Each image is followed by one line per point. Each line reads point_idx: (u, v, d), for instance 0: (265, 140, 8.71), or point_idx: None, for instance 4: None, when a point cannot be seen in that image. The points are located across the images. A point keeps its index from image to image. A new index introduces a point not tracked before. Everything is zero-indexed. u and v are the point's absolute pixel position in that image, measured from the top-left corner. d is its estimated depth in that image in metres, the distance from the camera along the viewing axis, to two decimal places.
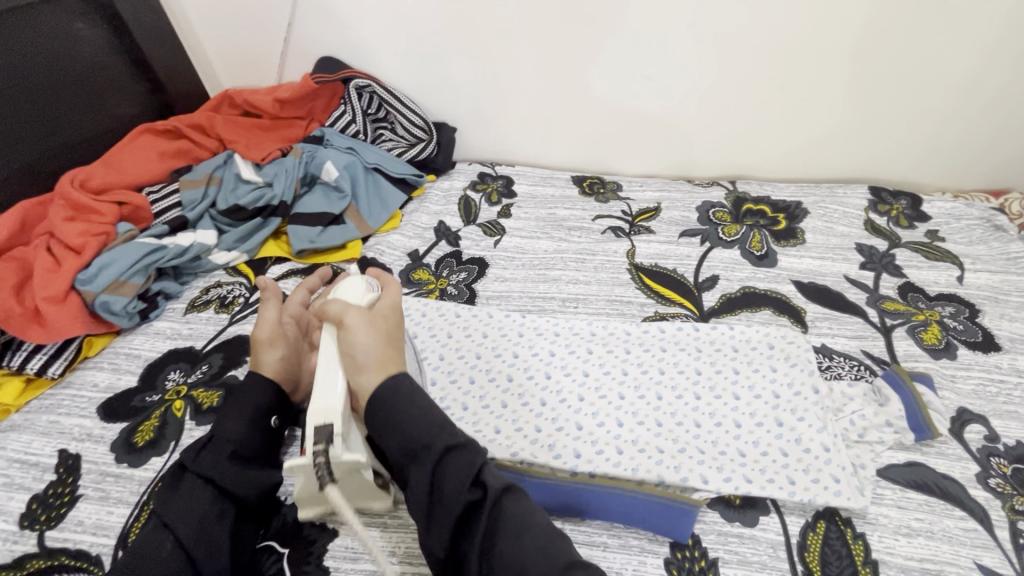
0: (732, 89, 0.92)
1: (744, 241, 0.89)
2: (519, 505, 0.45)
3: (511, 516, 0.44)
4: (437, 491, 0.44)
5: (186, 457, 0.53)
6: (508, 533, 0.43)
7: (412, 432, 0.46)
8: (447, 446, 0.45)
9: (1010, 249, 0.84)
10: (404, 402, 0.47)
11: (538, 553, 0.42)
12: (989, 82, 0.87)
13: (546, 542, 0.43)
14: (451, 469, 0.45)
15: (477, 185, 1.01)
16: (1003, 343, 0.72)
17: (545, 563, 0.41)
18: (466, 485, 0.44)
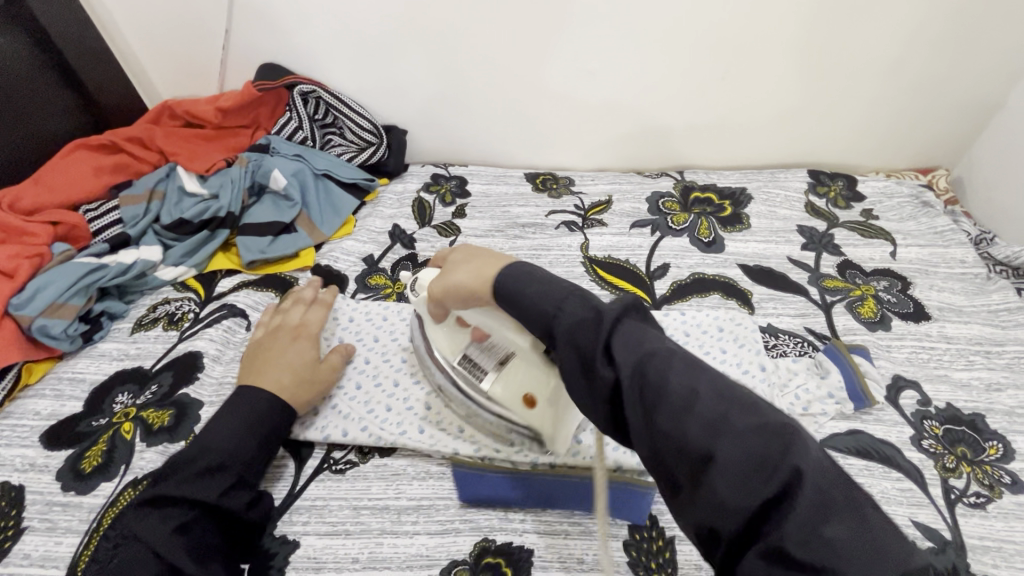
0: (675, 81, 0.94)
1: (693, 229, 0.91)
2: (692, 367, 0.37)
3: (680, 376, 0.36)
4: (597, 351, 0.40)
5: (216, 492, 0.52)
6: (678, 392, 0.35)
7: (546, 310, 0.44)
8: (609, 317, 0.41)
9: (937, 223, 0.89)
10: (521, 290, 0.47)
11: (727, 415, 0.34)
12: (912, 66, 0.91)
13: (712, 407, 0.34)
14: (580, 344, 0.41)
15: (431, 186, 1.01)
16: (932, 312, 0.76)
17: (727, 427, 0.33)
18: (631, 351, 0.38)
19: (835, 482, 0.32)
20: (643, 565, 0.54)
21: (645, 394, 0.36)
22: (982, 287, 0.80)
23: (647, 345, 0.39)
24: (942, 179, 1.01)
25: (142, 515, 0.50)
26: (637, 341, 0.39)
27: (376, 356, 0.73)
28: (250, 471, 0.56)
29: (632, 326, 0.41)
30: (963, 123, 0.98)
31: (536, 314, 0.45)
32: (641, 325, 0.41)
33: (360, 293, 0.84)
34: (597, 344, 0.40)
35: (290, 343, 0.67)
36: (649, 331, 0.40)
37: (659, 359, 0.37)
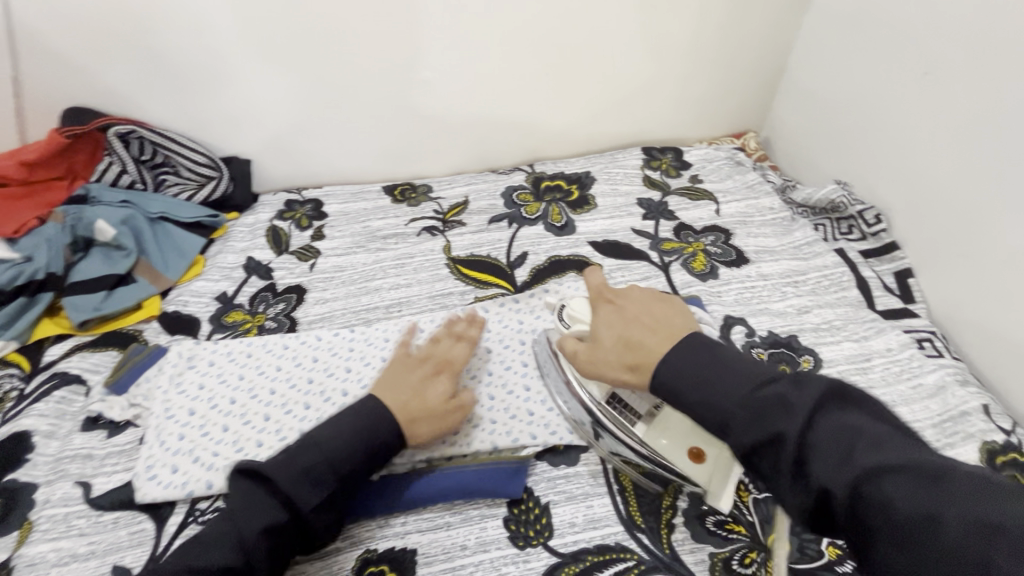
0: (506, 79, 1.00)
1: (546, 216, 0.97)
2: (917, 478, 0.38)
3: (908, 495, 0.37)
4: (792, 458, 0.42)
5: (309, 506, 0.51)
6: (905, 515, 0.36)
7: (706, 400, 0.47)
8: (794, 430, 0.43)
9: (748, 179, 1.02)
10: (689, 376, 0.49)
11: (959, 541, 0.34)
12: (703, 45, 1.03)
13: (950, 534, 0.35)
14: (819, 451, 0.42)
15: (285, 213, 0.98)
16: (750, 256, 0.87)
17: (982, 569, 0.33)
18: (845, 470, 0.40)
19: None
20: (522, 535, 0.57)
21: (866, 509, 0.38)
22: (788, 228, 0.92)
23: (860, 454, 0.40)
24: (752, 140, 1.15)
25: (243, 489, 0.52)
26: (842, 442, 0.42)
27: (243, 394, 0.70)
28: (346, 483, 0.54)
29: (830, 422, 0.43)
30: (758, 91, 1.13)
31: (710, 411, 0.47)
32: (840, 417, 0.43)
33: (216, 333, 0.80)
34: (789, 453, 0.42)
35: (424, 379, 0.63)
36: (858, 429, 0.42)
37: (877, 473, 0.39)
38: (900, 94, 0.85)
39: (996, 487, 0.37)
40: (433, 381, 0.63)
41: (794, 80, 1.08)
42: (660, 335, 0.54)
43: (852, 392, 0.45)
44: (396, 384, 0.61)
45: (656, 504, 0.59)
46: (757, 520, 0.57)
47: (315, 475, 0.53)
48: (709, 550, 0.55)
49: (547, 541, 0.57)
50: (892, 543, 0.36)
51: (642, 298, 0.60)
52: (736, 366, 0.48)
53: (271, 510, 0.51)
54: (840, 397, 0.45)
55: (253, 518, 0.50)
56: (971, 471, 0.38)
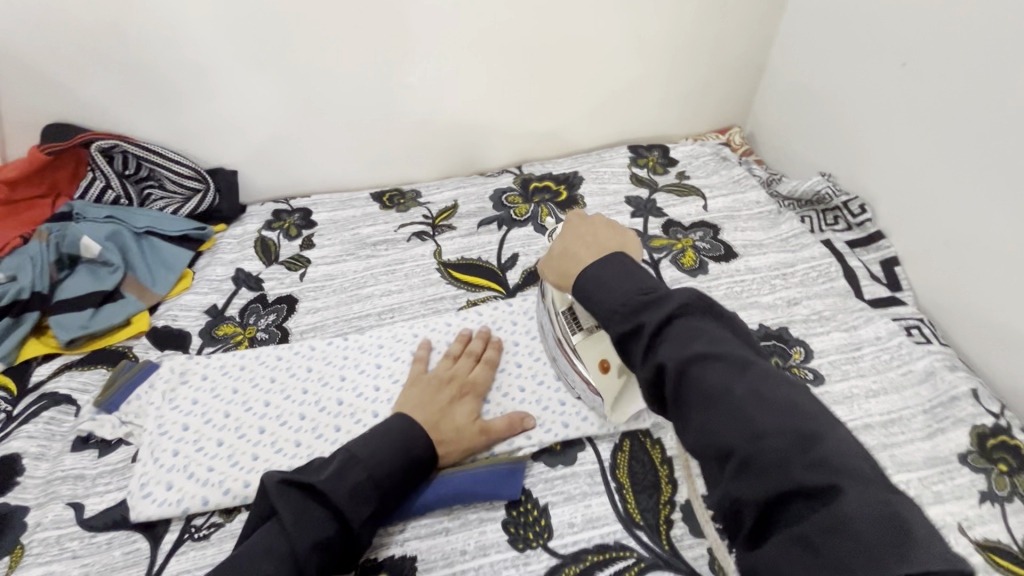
0: (490, 82, 1.00)
1: (535, 217, 0.97)
2: (732, 367, 0.41)
3: (721, 380, 0.40)
4: (646, 344, 0.44)
5: (359, 519, 0.52)
6: (714, 390, 0.40)
7: (603, 302, 0.48)
8: (655, 320, 0.44)
9: (734, 173, 1.03)
10: (596, 274, 0.50)
11: (752, 417, 0.38)
12: (684, 42, 1.04)
13: (747, 410, 0.38)
14: (671, 336, 0.43)
15: (273, 223, 0.98)
16: (739, 251, 0.88)
17: (750, 432, 0.37)
18: (679, 347, 0.42)
19: (856, 470, 0.35)
20: (522, 538, 0.57)
21: (684, 387, 0.41)
22: (775, 221, 0.93)
23: (697, 344, 0.42)
24: (737, 135, 1.16)
25: (296, 501, 0.51)
26: (684, 329, 0.43)
27: (237, 406, 0.70)
28: (387, 499, 0.54)
29: (687, 321, 0.44)
30: (741, 86, 1.14)
31: (602, 311, 0.48)
32: (698, 321, 0.44)
33: (206, 347, 0.79)
34: (645, 339, 0.44)
35: (450, 402, 0.65)
36: (703, 328, 0.43)
37: (705, 360, 0.41)
38: (879, 85, 0.86)
39: (789, 381, 0.41)
40: (457, 404, 0.65)
41: (776, 74, 1.09)
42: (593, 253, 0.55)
43: (719, 307, 0.45)
44: (421, 404, 0.64)
45: (653, 501, 0.59)
46: None
47: (366, 488, 0.53)
48: (708, 544, 0.56)
49: (547, 542, 0.57)
50: (704, 412, 0.40)
51: (594, 225, 0.60)
52: (636, 270, 0.49)
53: (324, 524, 0.50)
54: (705, 306, 0.45)
55: (305, 534, 0.49)
56: (783, 375, 0.41)
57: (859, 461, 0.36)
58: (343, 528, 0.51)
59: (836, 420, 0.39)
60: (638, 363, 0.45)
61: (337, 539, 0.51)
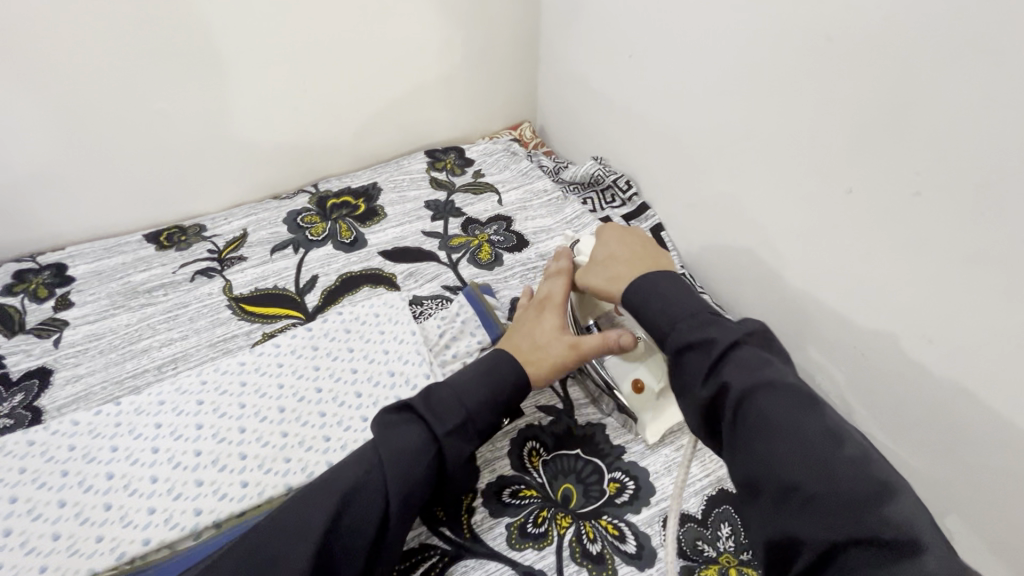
0: (260, 101, 0.95)
1: (334, 234, 0.94)
2: (804, 402, 0.46)
3: (787, 409, 0.45)
4: (712, 362, 0.49)
5: (447, 430, 0.54)
6: (780, 421, 0.44)
7: (665, 310, 0.54)
8: (726, 340, 0.49)
9: (523, 167, 1.08)
10: (662, 287, 0.56)
11: (821, 452, 0.42)
12: (457, 46, 1.08)
13: (811, 440, 0.43)
14: (736, 362, 0.48)
15: (15, 286, 0.83)
16: (532, 238, 0.94)
17: (823, 470, 0.41)
18: (746, 372, 0.47)
19: (929, 528, 0.38)
20: None
21: (746, 412, 0.46)
22: (562, 205, 1.01)
23: (763, 374, 0.47)
24: (528, 130, 1.23)
25: (391, 422, 0.55)
26: (755, 354, 0.49)
27: None
28: (481, 420, 0.57)
29: (750, 350, 0.49)
30: (523, 85, 1.21)
31: (664, 317, 0.54)
32: (760, 350, 0.49)
33: None
34: (710, 357, 0.49)
35: (536, 318, 0.68)
36: (770, 361, 0.48)
37: (770, 389, 0.46)
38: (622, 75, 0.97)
39: (852, 425, 0.46)
40: (542, 319, 0.67)
41: (545, 71, 1.18)
42: (631, 259, 0.63)
43: (774, 343, 0.51)
44: (514, 332, 0.67)
45: (456, 494, 0.61)
46: (548, 479, 0.63)
47: (446, 411, 0.55)
48: (506, 521, 0.59)
49: None
50: (765, 429, 0.44)
51: (637, 237, 0.66)
52: (695, 290, 0.56)
53: (416, 441, 0.53)
54: (764, 339, 0.51)
55: (400, 451, 0.52)
56: (840, 417, 0.46)
57: (928, 519, 0.39)
58: (435, 448, 0.54)
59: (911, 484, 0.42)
60: (700, 378, 0.49)
61: (426, 465, 0.53)
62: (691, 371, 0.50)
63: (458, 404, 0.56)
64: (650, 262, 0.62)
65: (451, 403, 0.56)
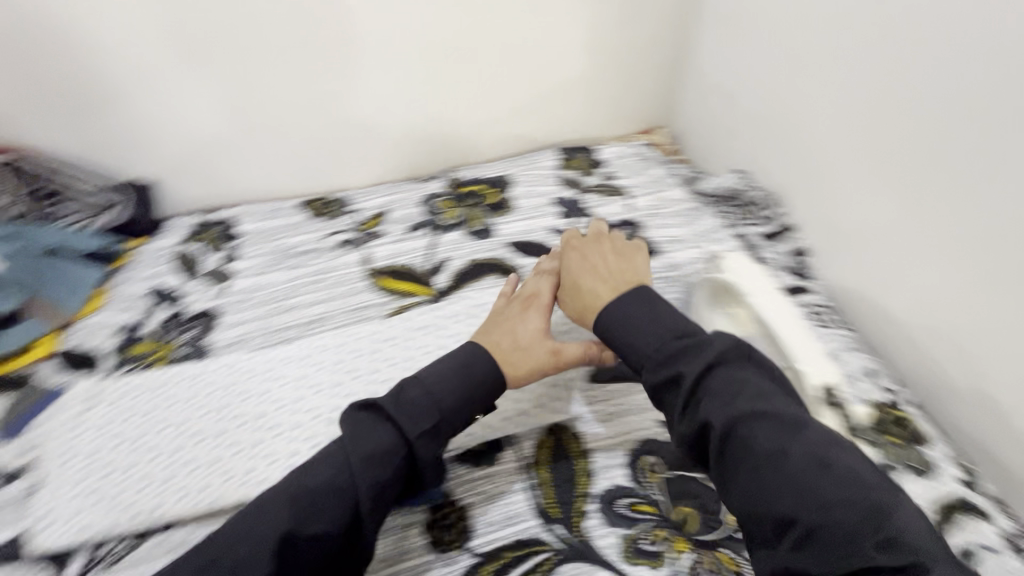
0: (415, 89, 1.01)
1: (465, 221, 0.97)
2: (781, 426, 0.49)
3: (767, 436, 0.49)
4: (688, 395, 0.53)
5: (416, 432, 0.55)
6: (766, 451, 0.48)
7: (642, 339, 0.59)
8: (695, 370, 0.54)
9: (656, 173, 1.06)
10: (639, 308, 0.61)
11: (809, 480, 0.46)
12: (604, 46, 1.07)
13: (795, 470, 0.46)
14: (715, 391, 0.52)
15: (195, 236, 0.95)
16: (662, 247, 0.91)
17: (813, 500, 0.44)
18: (722, 403, 0.51)
19: (930, 548, 0.41)
20: (441, 542, 0.58)
21: (734, 446, 0.49)
22: (696, 217, 0.97)
23: (739, 403, 0.51)
24: (662, 136, 1.20)
25: (357, 419, 0.56)
26: (730, 376, 0.53)
27: (150, 427, 0.67)
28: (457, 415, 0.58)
29: (725, 373, 0.53)
30: (663, 89, 1.18)
31: (641, 343, 0.58)
32: (735, 372, 0.53)
33: (119, 367, 0.76)
34: (684, 392, 0.53)
35: (518, 317, 0.68)
36: (744, 383, 0.52)
37: (748, 420, 0.50)
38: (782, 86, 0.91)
39: (840, 440, 0.50)
40: (528, 317, 0.69)
41: (692, 78, 1.14)
42: (616, 272, 0.68)
43: (753, 354, 0.56)
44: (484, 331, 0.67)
45: (571, 495, 0.61)
46: (665, 498, 0.61)
47: (418, 413, 0.56)
48: (620, 532, 0.58)
49: (465, 544, 0.57)
50: (753, 462, 0.48)
51: (606, 257, 0.71)
52: (668, 314, 0.60)
53: (389, 435, 0.55)
54: (743, 354, 0.55)
55: (367, 451, 0.53)
56: (824, 431, 0.50)
57: (930, 538, 0.42)
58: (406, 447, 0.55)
59: (906, 490, 0.46)
60: (681, 412, 0.53)
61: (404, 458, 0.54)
62: (670, 403, 0.54)
63: (423, 399, 0.57)
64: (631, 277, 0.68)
65: (428, 401, 0.57)
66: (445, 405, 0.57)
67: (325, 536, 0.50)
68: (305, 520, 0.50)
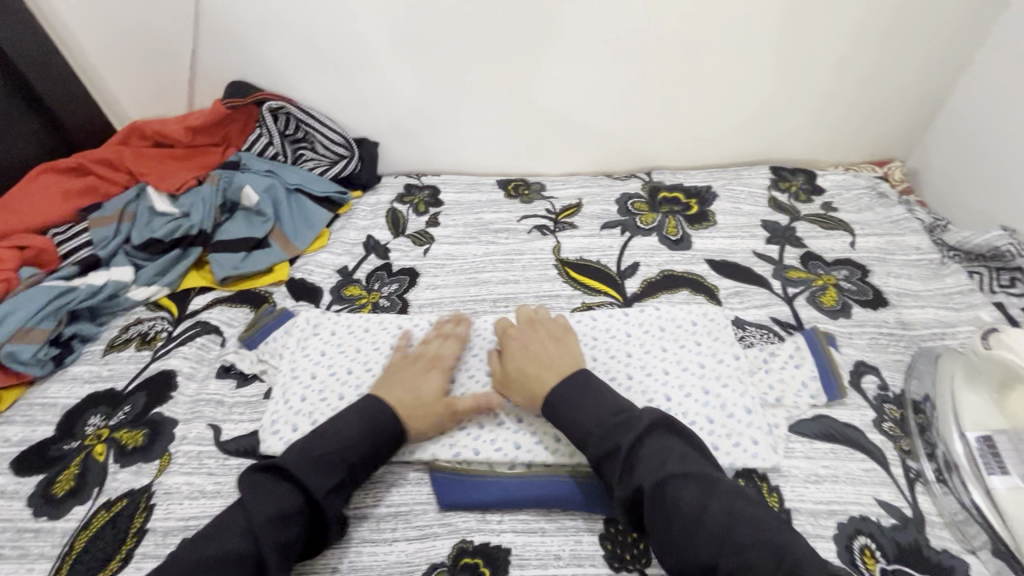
0: (638, 85, 0.97)
1: (661, 227, 0.93)
2: (704, 487, 0.51)
3: (688, 496, 0.50)
4: (623, 460, 0.53)
5: (262, 516, 0.52)
6: (689, 510, 0.49)
7: (581, 411, 0.58)
8: (634, 435, 0.54)
9: (891, 213, 0.93)
10: (588, 387, 0.60)
11: (728, 536, 0.47)
12: (859, 63, 0.94)
13: (717, 528, 0.48)
14: (647, 453, 0.53)
15: (404, 197, 1.02)
16: (890, 299, 0.80)
17: (727, 547, 0.47)
18: (650, 466, 0.52)
19: None
20: (618, 557, 0.57)
21: (662, 507, 0.50)
22: (936, 272, 0.84)
23: (665, 466, 0.52)
24: (896, 170, 1.05)
25: (254, 481, 0.55)
26: (655, 444, 0.54)
27: (359, 366, 0.71)
28: (354, 475, 0.57)
29: (654, 442, 0.54)
30: (913, 118, 1.02)
31: (583, 421, 0.57)
32: (664, 440, 0.55)
33: (335, 305, 0.84)
34: (621, 459, 0.53)
35: (422, 373, 0.66)
36: (671, 450, 0.53)
37: (676, 480, 0.51)
38: None
39: (750, 497, 0.52)
40: (429, 375, 0.66)
41: (957, 112, 0.98)
42: (538, 361, 0.64)
43: (680, 427, 0.56)
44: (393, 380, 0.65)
45: None
46: None
47: (322, 471, 0.55)
48: None
49: (645, 568, 0.56)
50: (681, 523, 0.49)
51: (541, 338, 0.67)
52: (608, 392, 0.60)
53: (274, 492, 0.54)
54: (668, 427, 0.56)
55: (270, 509, 0.52)
56: (738, 492, 0.51)
57: None
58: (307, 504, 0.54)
59: (796, 529, 0.49)
60: (619, 479, 0.53)
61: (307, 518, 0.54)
62: (607, 466, 0.55)
63: (320, 456, 0.56)
64: (562, 365, 0.63)
65: (330, 459, 0.56)
66: (392, 423, 0.60)
67: (319, 503, 0.54)
68: (291, 490, 0.54)
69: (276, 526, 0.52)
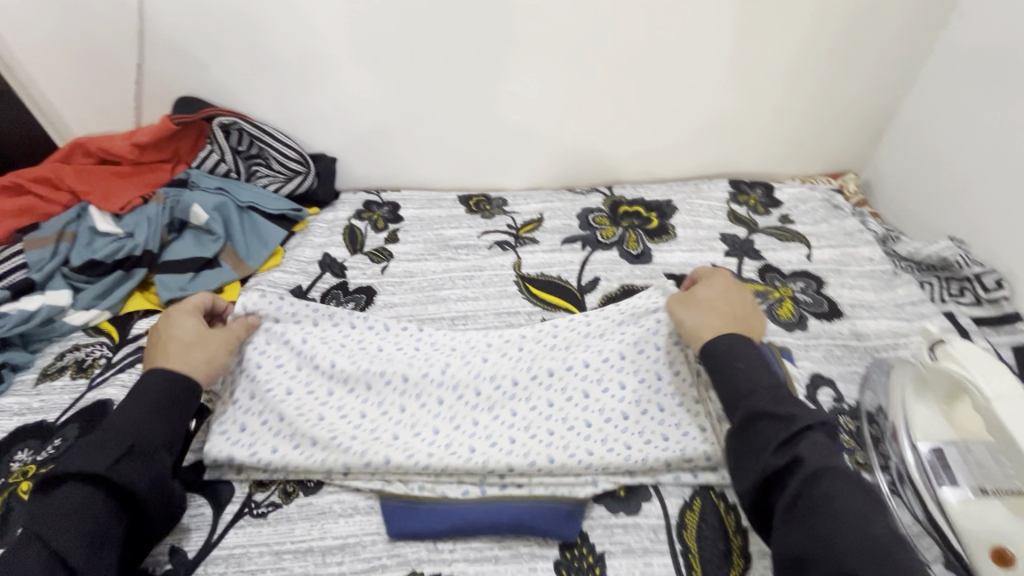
0: (595, 100, 0.97)
1: (621, 242, 0.93)
2: (867, 500, 0.46)
3: (847, 496, 0.45)
4: (786, 434, 0.50)
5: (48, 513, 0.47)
6: (846, 506, 0.45)
7: (755, 379, 0.55)
8: (804, 419, 0.50)
9: (846, 225, 0.95)
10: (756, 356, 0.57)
11: (884, 545, 0.42)
12: (808, 78, 0.97)
13: (869, 535, 0.43)
14: (812, 441, 0.49)
15: (362, 213, 1.00)
16: (845, 310, 0.81)
17: (878, 552, 0.42)
18: (816, 453, 0.48)
19: None
20: None
21: (811, 492, 0.46)
22: (889, 282, 0.85)
23: (837, 463, 0.48)
24: (851, 182, 1.07)
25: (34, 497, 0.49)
26: (821, 441, 0.50)
27: (302, 388, 0.67)
28: (146, 444, 0.53)
29: (823, 438, 0.50)
30: (863, 132, 1.05)
31: (748, 386, 0.54)
32: (828, 438, 0.51)
33: None
34: (787, 430, 0.50)
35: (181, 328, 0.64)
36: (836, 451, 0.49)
37: (839, 474, 0.47)
38: None
39: None
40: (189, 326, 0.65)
41: (905, 126, 1.01)
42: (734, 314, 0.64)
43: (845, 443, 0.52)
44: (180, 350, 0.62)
45: (722, 574, 0.55)
46: None
47: (100, 451, 0.51)
48: None
49: None
50: (830, 511, 0.45)
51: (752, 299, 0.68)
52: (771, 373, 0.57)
53: (50, 497, 0.48)
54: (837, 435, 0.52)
55: (57, 510, 0.47)
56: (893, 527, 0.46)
57: None
58: (95, 488, 0.49)
59: None
60: (773, 448, 0.49)
61: (104, 499, 0.49)
62: (760, 435, 0.51)
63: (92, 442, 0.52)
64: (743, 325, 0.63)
65: (108, 439, 0.52)
66: (173, 384, 0.58)
67: (108, 477, 0.49)
68: (79, 477, 0.49)
69: (66, 520, 0.47)
